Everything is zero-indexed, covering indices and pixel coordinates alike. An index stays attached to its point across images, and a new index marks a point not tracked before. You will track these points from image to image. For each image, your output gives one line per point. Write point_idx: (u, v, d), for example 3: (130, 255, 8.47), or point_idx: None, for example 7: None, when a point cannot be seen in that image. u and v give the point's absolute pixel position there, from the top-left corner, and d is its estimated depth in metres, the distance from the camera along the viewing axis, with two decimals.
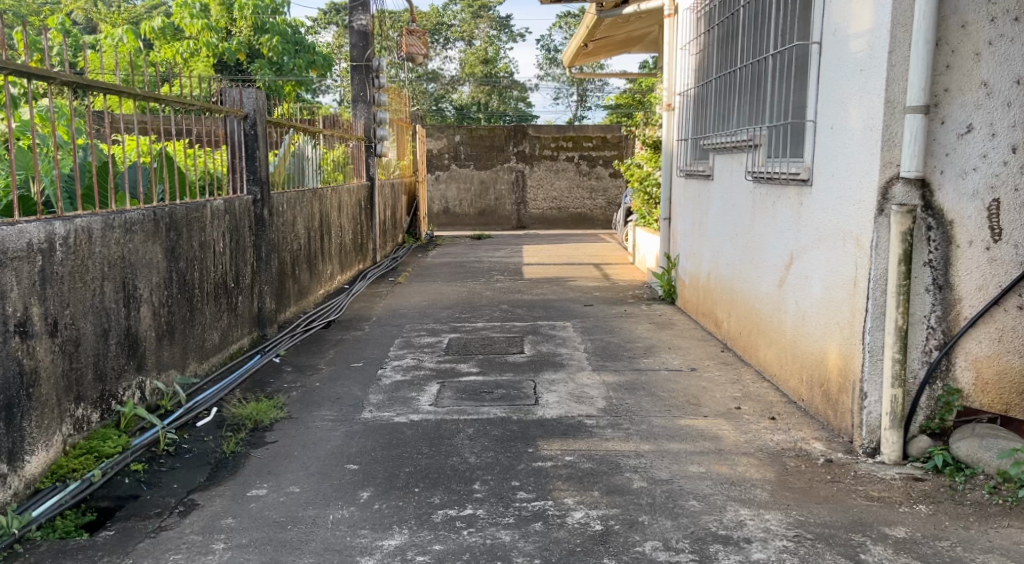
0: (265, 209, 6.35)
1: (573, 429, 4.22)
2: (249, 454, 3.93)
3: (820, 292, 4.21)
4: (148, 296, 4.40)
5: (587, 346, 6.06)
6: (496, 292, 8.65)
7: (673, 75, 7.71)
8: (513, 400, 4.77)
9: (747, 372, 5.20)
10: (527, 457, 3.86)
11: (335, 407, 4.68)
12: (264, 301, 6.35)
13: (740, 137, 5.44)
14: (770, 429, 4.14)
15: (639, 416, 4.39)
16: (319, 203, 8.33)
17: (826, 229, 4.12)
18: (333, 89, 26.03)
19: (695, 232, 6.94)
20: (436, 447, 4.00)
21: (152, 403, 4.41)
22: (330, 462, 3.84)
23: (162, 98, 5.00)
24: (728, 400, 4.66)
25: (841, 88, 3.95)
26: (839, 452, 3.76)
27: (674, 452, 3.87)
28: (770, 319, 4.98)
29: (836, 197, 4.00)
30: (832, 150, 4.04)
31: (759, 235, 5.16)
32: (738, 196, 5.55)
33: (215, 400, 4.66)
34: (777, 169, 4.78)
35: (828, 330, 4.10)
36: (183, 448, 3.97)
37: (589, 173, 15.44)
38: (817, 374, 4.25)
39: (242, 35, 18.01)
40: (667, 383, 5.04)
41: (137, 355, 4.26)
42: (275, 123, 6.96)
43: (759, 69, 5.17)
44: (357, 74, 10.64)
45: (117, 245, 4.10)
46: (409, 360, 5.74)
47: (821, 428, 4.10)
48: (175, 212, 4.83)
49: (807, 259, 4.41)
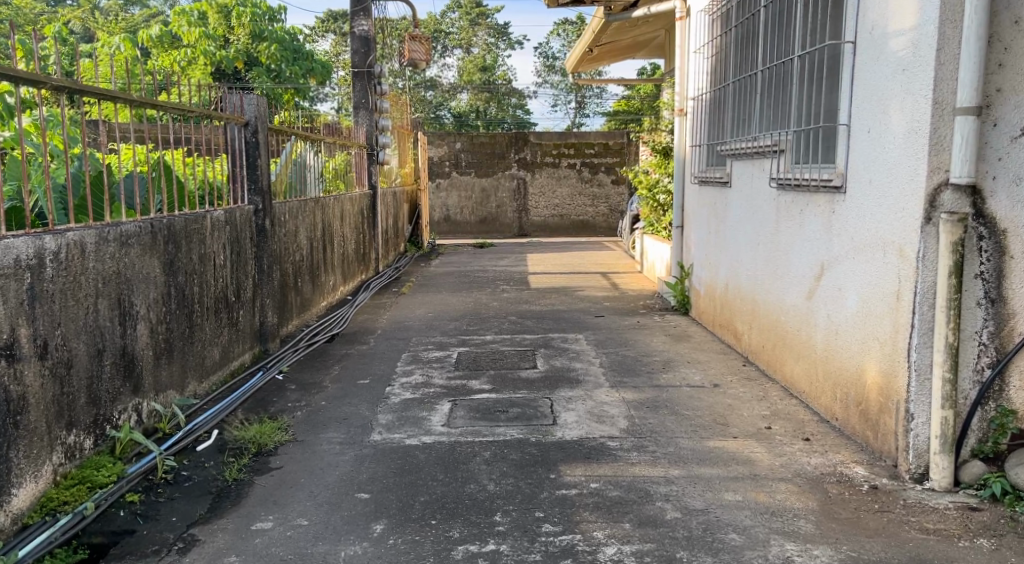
0: (267, 219, 6.12)
1: (595, 452, 3.98)
2: (254, 482, 3.69)
3: (856, 305, 3.98)
4: (144, 312, 4.16)
5: (603, 360, 5.82)
6: (503, 302, 8.42)
7: (686, 79, 7.48)
8: (529, 420, 4.52)
9: (773, 388, 4.96)
10: (550, 484, 3.63)
11: (342, 429, 4.44)
12: (266, 315, 6.11)
13: (762, 142, 5.20)
14: (806, 452, 3.90)
15: (665, 438, 4.16)
16: (320, 212, 8.10)
17: (863, 238, 3.89)
18: (331, 97, 25.84)
19: (710, 240, 6.71)
20: (451, 473, 3.76)
21: (150, 426, 4.17)
22: (340, 491, 3.60)
23: (162, 105, 4.78)
24: (757, 419, 4.42)
25: (880, 89, 3.72)
26: (883, 477, 3.54)
27: (707, 478, 3.64)
28: (798, 332, 4.75)
29: (874, 205, 3.77)
30: (869, 154, 3.80)
31: (784, 245, 4.93)
32: (761, 204, 5.32)
33: (215, 421, 4.42)
34: (805, 175, 4.54)
35: (866, 345, 3.87)
36: (183, 476, 3.72)
37: (591, 180, 15.20)
38: (853, 392, 4.01)
39: (240, 43, 17.84)
40: (691, 400, 4.80)
41: (133, 376, 4.02)
42: (275, 130, 6.72)
43: (783, 71, 4.94)
44: (359, 81, 10.46)
45: (113, 260, 3.86)
46: (418, 377, 5.49)
47: (860, 450, 3.86)
48: (173, 223, 4.59)
49: (840, 270, 4.17)
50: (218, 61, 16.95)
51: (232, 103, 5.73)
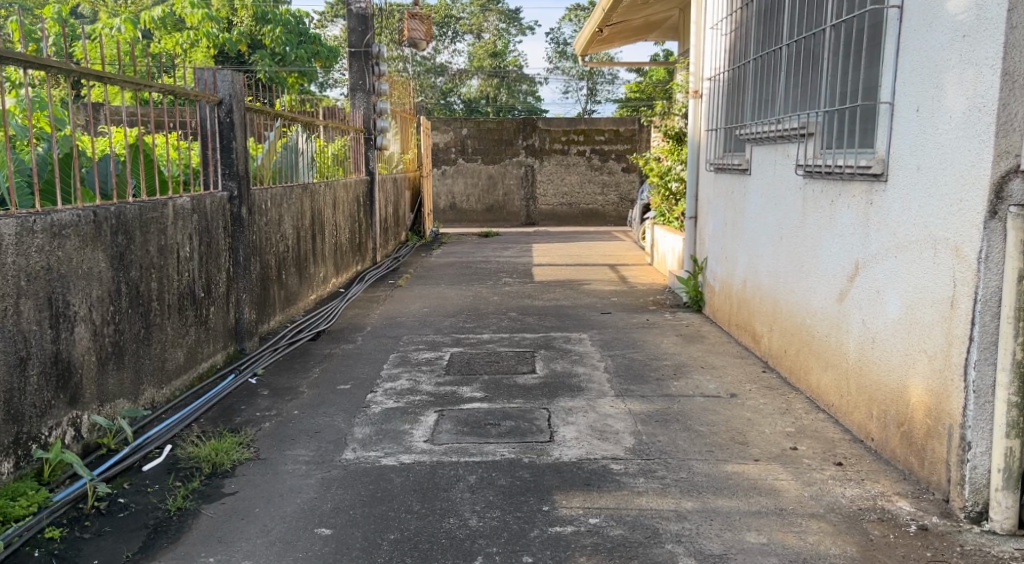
0: (244, 208, 5.58)
1: (596, 478, 3.47)
2: (199, 513, 3.23)
3: (898, 311, 3.44)
4: (87, 314, 3.69)
5: (608, 364, 5.29)
6: (505, 297, 7.88)
7: (701, 59, 6.95)
8: (523, 436, 4.00)
9: (797, 399, 4.44)
10: (541, 518, 3.14)
11: (311, 444, 3.93)
12: (242, 312, 5.58)
13: (788, 125, 4.65)
14: (840, 480, 3.37)
15: (676, 460, 3.64)
16: (311, 200, 7.56)
17: (908, 234, 3.35)
18: (339, 84, 25.22)
19: (727, 232, 6.15)
20: (429, 503, 3.27)
21: (91, 442, 3.70)
22: (297, 525, 3.14)
23: (110, 75, 4.27)
24: (780, 437, 3.89)
25: (932, 60, 3.18)
26: (933, 515, 3.03)
27: (724, 512, 3.13)
28: (826, 339, 4.22)
29: (922, 195, 3.24)
30: (918, 137, 3.27)
31: (812, 240, 4.40)
32: (786, 194, 4.77)
33: (168, 436, 3.94)
34: (838, 162, 4.00)
35: (910, 358, 3.34)
36: (118, 504, 3.28)
37: (601, 168, 14.64)
38: (893, 411, 3.48)
39: (244, 25, 17.17)
40: (704, 413, 4.27)
41: (71, 386, 3.58)
42: (257, 112, 6.18)
43: (813, 45, 4.39)
44: (355, 61, 9.87)
45: (41, 254, 3.43)
46: (403, 383, 4.97)
47: (903, 479, 3.34)
48: (124, 212, 4.07)
49: (879, 270, 3.63)
50: (221, 43, 16.28)
51: (204, 79, 5.21)
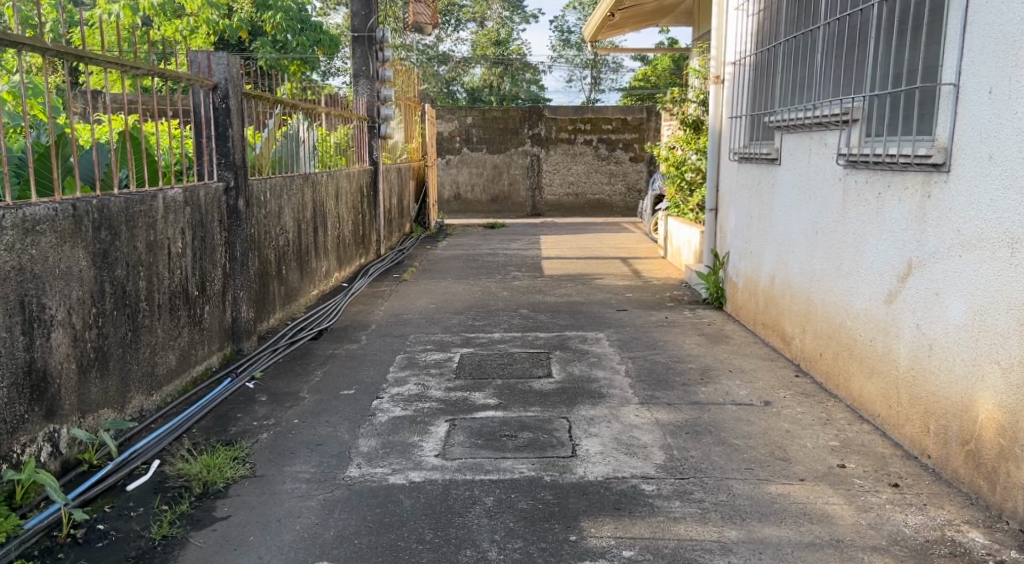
0: (241, 199, 5.20)
1: (627, 501, 3.13)
2: (187, 542, 2.91)
3: (961, 316, 3.12)
4: (64, 317, 3.35)
5: (629, 367, 4.95)
6: (515, 293, 7.54)
7: (723, 42, 6.60)
8: (542, 449, 3.66)
9: (837, 408, 4.10)
10: (569, 551, 2.82)
11: (312, 459, 3.59)
12: (239, 310, 5.24)
13: (826, 112, 4.30)
14: (899, 505, 3.04)
15: (713, 480, 3.31)
16: (312, 190, 7.20)
17: (976, 231, 3.04)
18: (341, 73, 24.80)
19: (753, 226, 5.79)
20: (443, 532, 2.95)
21: (71, 457, 3.38)
22: (296, 558, 2.82)
23: (93, 55, 3.84)
24: (824, 452, 3.56)
25: (1010, 35, 2.86)
26: (1011, 550, 2.74)
27: (774, 544, 2.82)
28: (871, 344, 3.88)
29: (997, 186, 2.93)
30: (992, 123, 2.95)
31: (854, 235, 4.05)
32: (823, 184, 4.42)
33: (156, 450, 3.60)
34: (889, 150, 3.65)
35: (977, 369, 3.03)
36: (97, 532, 2.96)
37: (609, 157, 14.26)
38: (955, 427, 3.16)
39: (244, 12, 16.80)
40: (738, 424, 3.93)
41: (47, 397, 3.24)
42: (256, 97, 5.83)
43: (861, 24, 4.04)
44: (358, 46, 9.54)
45: (14, 253, 3.10)
46: (412, 388, 4.62)
47: (970, 503, 3.02)
48: (109, 205, 3.73)
49: (935, 269, 3.30)
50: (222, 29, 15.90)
51: (199, 62, 4.86)
